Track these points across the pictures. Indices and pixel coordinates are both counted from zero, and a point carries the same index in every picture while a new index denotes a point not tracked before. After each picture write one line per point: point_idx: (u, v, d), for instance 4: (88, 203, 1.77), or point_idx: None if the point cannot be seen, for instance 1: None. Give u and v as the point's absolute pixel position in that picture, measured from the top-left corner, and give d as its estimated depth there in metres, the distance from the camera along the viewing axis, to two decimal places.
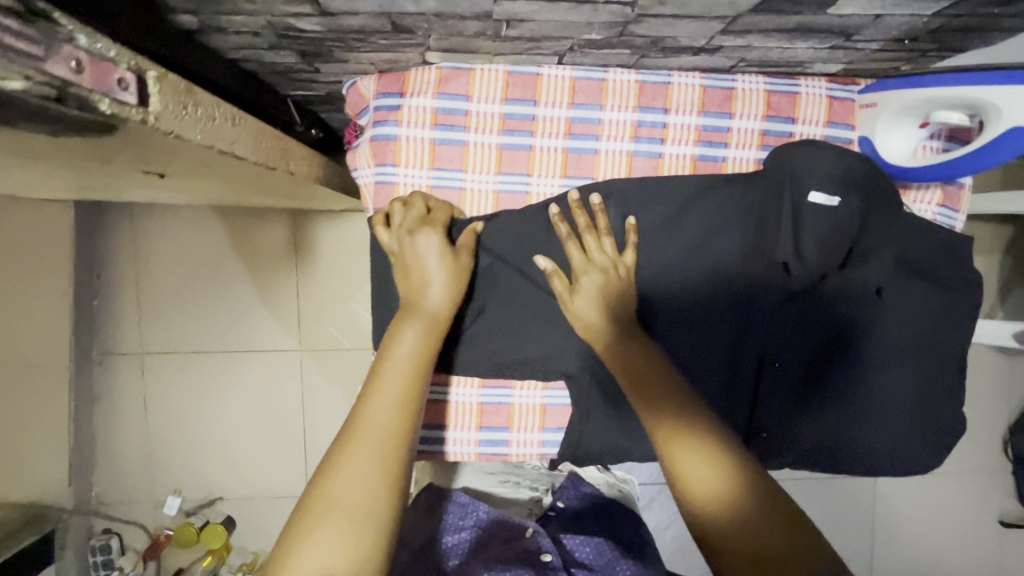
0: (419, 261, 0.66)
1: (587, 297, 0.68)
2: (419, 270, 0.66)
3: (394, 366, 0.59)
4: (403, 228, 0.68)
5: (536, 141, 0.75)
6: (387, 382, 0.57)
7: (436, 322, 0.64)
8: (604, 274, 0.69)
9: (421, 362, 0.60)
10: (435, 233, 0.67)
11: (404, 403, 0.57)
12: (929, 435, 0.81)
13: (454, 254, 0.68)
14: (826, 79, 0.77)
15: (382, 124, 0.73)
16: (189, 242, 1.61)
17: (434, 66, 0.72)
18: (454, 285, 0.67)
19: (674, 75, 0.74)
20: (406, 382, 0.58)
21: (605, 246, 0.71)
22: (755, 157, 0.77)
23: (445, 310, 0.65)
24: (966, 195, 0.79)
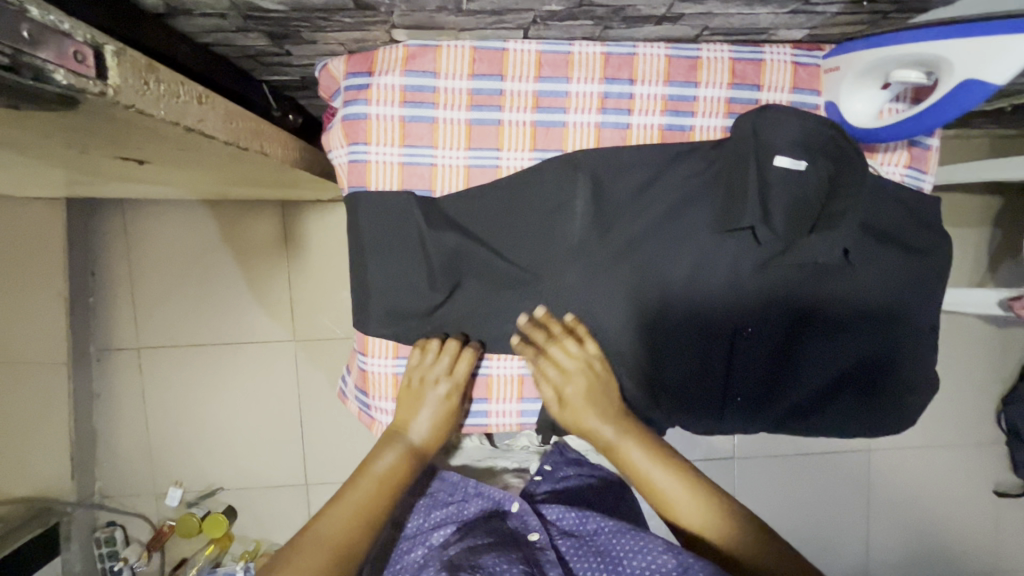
0: (418, 402, 0.76)
1: (584, 405, 0.76)
2: (412, 411, 0.77)
3: (365, 483, 0.71)
4: (427, 369, 0.76)
5: (505, 115, 0.75)
6: (357, 492, 0.70)
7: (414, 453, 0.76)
8: (584, 373, 0.76)
9: (386, 488, 0.72)
10: (453, 389, 0.76)
11: (361, 516, 0.68)
12: (905, 393, 0.82)
13: (456, 408, 0.79)
14: (791, 46, 0.77)
15: (352, 103, 0.74)
16: (181, 237, 1.63)
17: (400, 44, 0.73)
18: (440, 426, 0.78)
19: (639, 46, 0.75)
20: (368, 499, 0.70)
21: (572, 349, 0.77)
22: (723, 125, 0.77)
23: (428, 442, 0.77)
24: (932, 157, 0.80)
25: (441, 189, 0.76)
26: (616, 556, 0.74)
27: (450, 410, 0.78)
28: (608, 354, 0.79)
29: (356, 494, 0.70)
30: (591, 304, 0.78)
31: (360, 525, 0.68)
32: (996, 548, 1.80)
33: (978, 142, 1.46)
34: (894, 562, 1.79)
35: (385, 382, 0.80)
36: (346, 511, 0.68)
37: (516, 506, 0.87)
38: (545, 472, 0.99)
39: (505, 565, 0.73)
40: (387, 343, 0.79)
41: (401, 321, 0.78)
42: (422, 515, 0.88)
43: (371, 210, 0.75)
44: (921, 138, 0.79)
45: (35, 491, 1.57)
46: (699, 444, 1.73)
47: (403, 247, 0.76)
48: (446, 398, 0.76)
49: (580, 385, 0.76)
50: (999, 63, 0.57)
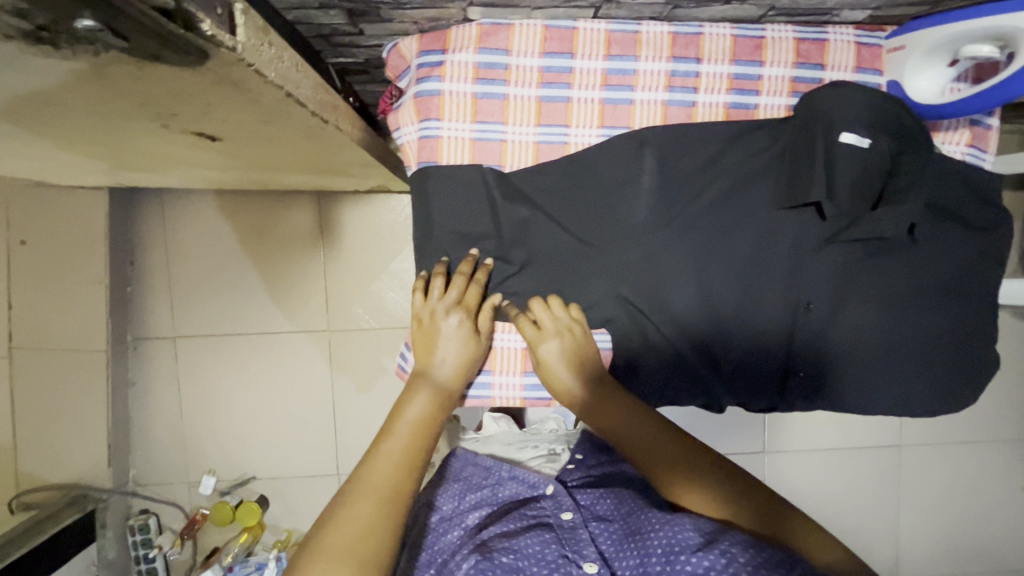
0: (436, 340, 0.75)
1: (561, 367, 0.76)
2: (434, 351, 0.74)
3: (399, 431, 0.69)
4: (436, 305, 0.75)
5: (574, 92, 0.77)
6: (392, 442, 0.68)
7: (442, 395, 0.73)
8: (561, 338, 0.75)
9: (421, 433, 0.69)
10: (466, 321, 0.75)
11: (407, 461, 0.67)
12: (963, 372, 0.83)
13: (474, 340, 0.76)
14: (853, 26, 0.79)
15: (425, 80, 0.76)
16: (219, 227, 1.65)
17: (474, 22, 0.75)
18: (465, 361, 0.75)
19: (705, 26, 0.77)
20: (407, 446, 0.68)
21: (555, 311, 0.76)
22: (786, 103, 0.79)
23: (455, 380, 0.75)
24: (993, 136, 0.80)
25: (511, 164, 0.78)
26: (647, 538, 0.68)
27: (470, 342, 0.75)
28: (670, 330, 0.80)
29: (396, 442, 0.68)
30: (656, 279, 0.79)
31: (409, 470, 0.66)
32: None
33: (1010, 137, 1.47)
34: (924, 560, 1.77)
35: None
36: (391, 458, 0.66)
37: (551, 489, 0.83)
38: (577, 459, 0.93)
39: (542, 547, 0.71)
40: None
41: None
42: (456, 500, 0.85)
43: (444, 183, 0.77)
44: (981, 118, 0.80)
45: (72, 478, 1.58)
46: (729, 438, 1.73)
47: (474, 221, 0.77)
48: (459, 330, 0.74)
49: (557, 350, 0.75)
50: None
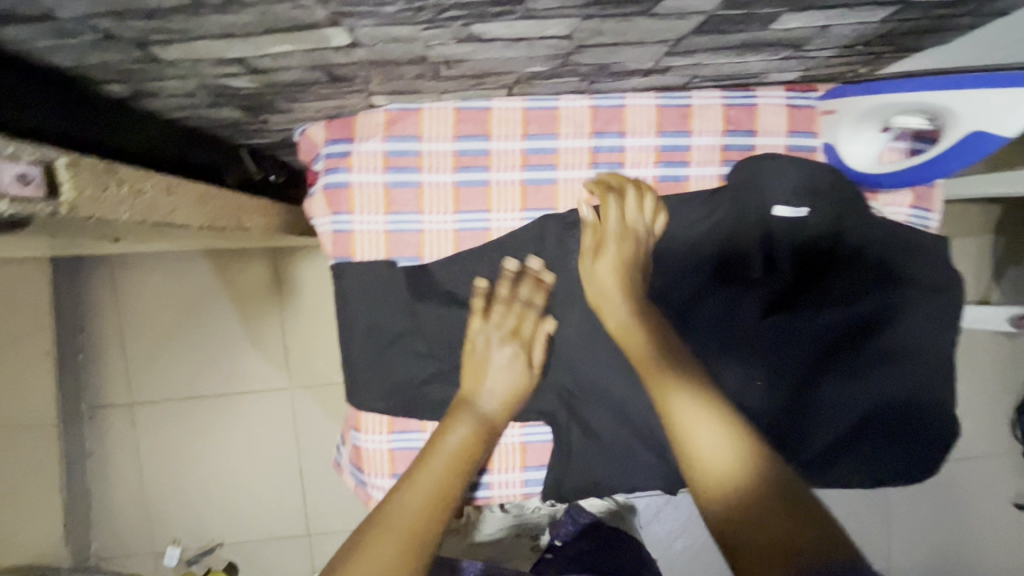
0: (484, 369, 0.70)
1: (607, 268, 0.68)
2: (478, 381, 0.69)
3: (434, 463, 0.63)
4: (491, 332, 0.70)
5: (493, 175, 0.72)
6: (423, 475, 0.62)
7: (484, 426, 0.68)
8: (632, 244, 0.69)
9: (459, 469, 0.64)
10: (521, 354, 0.71)
11: (435, 496, 0.60)
12: (922, 440, 0.79)
13: (528, 374, 0.71)
14: (784, 87, 0.75)
15: (333, 171, 0.71)
16: (173, 287, 1.59)
17: (381, 108, 0.70)
18: (513, 393, 0.70)
19: (627, 97, 0.73)
20: (440, 482, 0.62)
21: (642, 203, 0.70)
22: (719, 173, 0.74)
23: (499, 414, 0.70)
24: (937, 194, 0.77)
25: (430, 256, 0.73)
26: None
27: (522, 379, 0.71)
28: (613, 416, 0.75)
29: (427, 476, 0.62)
30: (594, 364, 0.74)
31: (436, 509, 0.59)
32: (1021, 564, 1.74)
33: None
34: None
35: (379, 457, 0.75)
36: (419, 493, 0.60)
37: None
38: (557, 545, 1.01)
39: None
40: (381, 419, 0.74)
41: (395, 395, 0.73)
42: None
43: (360, 280, 0.72)
44: None
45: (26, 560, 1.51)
46: None
47: (390, 318, 0.72)
48: (511, 362, 0.70)
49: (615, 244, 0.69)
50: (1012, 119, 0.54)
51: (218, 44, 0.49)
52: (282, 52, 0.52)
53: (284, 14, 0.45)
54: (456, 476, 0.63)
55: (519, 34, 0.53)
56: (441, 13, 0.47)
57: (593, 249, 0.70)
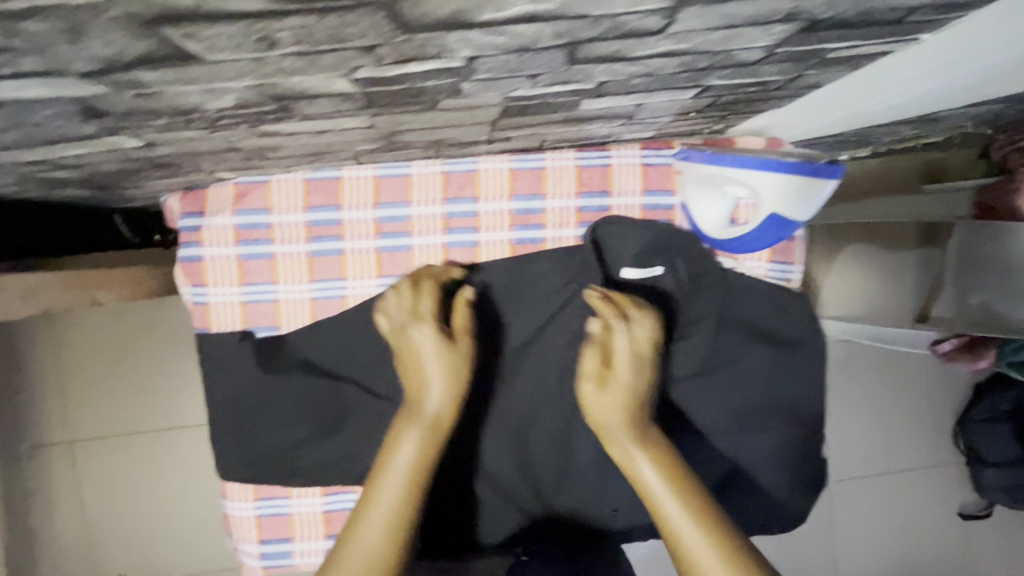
0: (409, 359, 0.61)
1: (600, 388, 0.60)
2: (420, 369, 0.60)
3: (387, 482, 0.55)
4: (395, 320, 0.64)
5: (346, 244, 0.73)
6: (379, 497, 0.54)
7: (429, 424, 0.58)
8: (637, 371, 0.61)
9: (414, 481, 0.56)
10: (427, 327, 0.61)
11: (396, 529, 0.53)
12: (793, 488, 0.79)
13: (449, 355, 0.61)
14: (640, 145, 0.75)
15: (185, 245, 0.72)
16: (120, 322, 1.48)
17: (229, 182, 0.71)
18: (450, 383, 0.60)
19: (480, 162, 0.73)
20: (399, 501, 0.54)
21: (642, 332, 0.63)
22: (576, 234, 0.75)
23: (447, 407, 0.60)
24: (797, 247, 0.77)
25: (287, 325, 0.73)
26: None
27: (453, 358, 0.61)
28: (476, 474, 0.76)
29: (387, 494, 0.55)
30: (457, 427, 0.74)
31: (402, 527, 0.53)
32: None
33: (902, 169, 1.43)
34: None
35: (246, 524, 0.76)
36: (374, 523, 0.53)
37: None
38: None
39: None
40: (245, 487, 0.75)
41: (255, 464, 0.73)
42: None
43: (216, 352, 0.72)
44: None
45: None
46: None
47: (247, 388, 0.72)
48: (429, 340, 0.61)
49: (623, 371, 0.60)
50: (803, 204, 0.64)
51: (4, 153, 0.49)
52: (81, 153, 0.53)
53: (50, 131, 0.45)
54: (414, 490, 0.55)
55: (318, 128, 0.53)
56: (216, 121, 0.47)
57: (595, 375, 0.61)
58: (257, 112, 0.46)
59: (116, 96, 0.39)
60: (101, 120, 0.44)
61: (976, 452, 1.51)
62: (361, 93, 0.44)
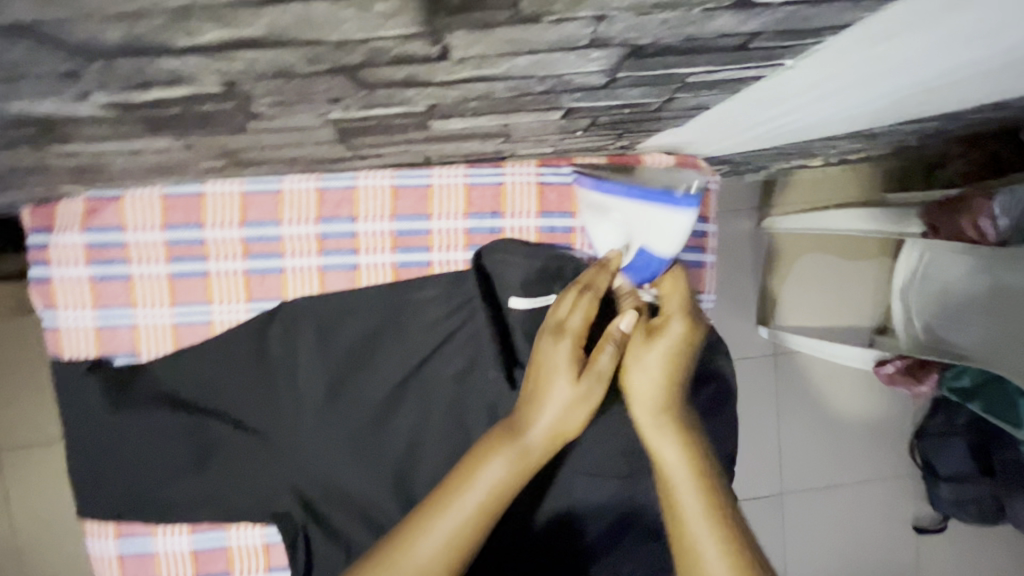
0: (546, 388, 0.54)
1: (646, 362, 0.56)
2: (535, 407, 0.54)
3: (448, 518, 0.51)
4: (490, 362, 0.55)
5: (211, 266, 0.67)
6: (430, 530, 0.50)
7: (510, 463, 0.52)
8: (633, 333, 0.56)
9: (482, 520, 0.51)
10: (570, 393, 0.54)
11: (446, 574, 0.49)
12: None
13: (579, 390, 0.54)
14: (536, 162, 0.69)
15: (32, 265, 0.66)
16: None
17: (78, 197, 0.64)
18: (557, 430, 0.54)
19: (358, 178, 0.67)
20: (451, 539, 0.50)
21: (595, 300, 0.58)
22: (465, 257, 0.69)
23: (551, 440, 0.54)
24: (709, 274, 0.73)
25: (148, 352, 0.68)
26: None
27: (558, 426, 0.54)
28: (354, 517, 0.69)
29: (444, 525, 0.51)
30: (331, 465, 0.69)
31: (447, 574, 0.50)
32: None
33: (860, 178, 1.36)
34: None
35: (107, 564, 0.70)
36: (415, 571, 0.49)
37: None
38: None
39: None
40: (106, 525, 0.69)
41: (114, 502, 0.68)
42: None
43: (64, 381, 0.66)
44: (691, 257, 0.72)
45: None
46: None
47: (95, 425, 0.65)
48: (564, 375, 0.54)
49: (670, 348, 0.56)
50: (661, 234, 0.57)
51: None
52: None
53: None
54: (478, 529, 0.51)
55: (126, 148, 0.47)
56: None
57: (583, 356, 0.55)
58: (18, 135, 0.39)
59: None
60: None
61: (931, 465, 1.46)
62: (130, 117, 0.38)
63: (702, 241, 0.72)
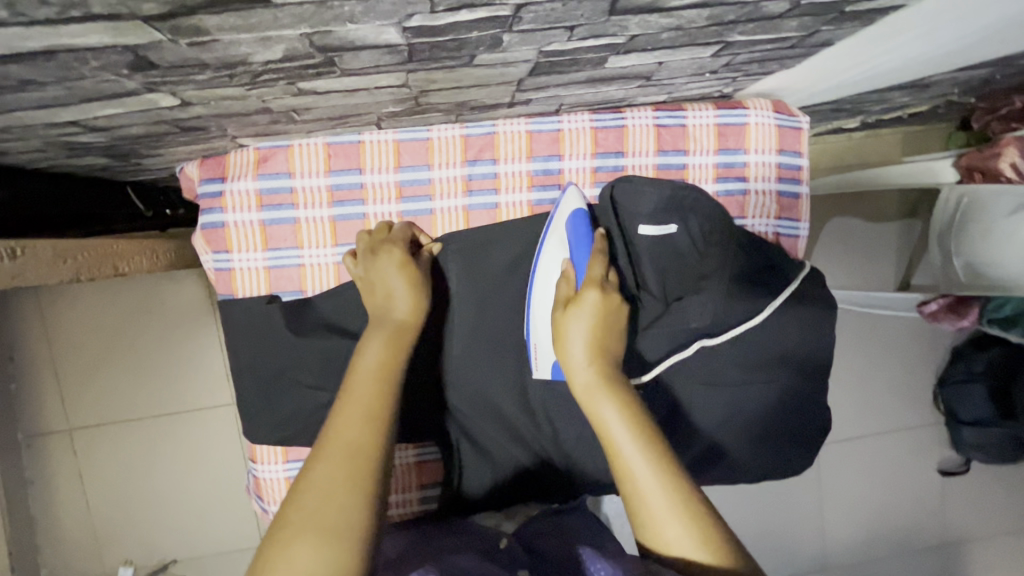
0: (376, 279, 0.67)
1: (582, 327, 0.62)
2: (381, 282, 0.67)
3: (357, 382, 0.57)
4: (362, 250, 0.69)
5: (369, 208, 0.74)
6: (347, 404, 0.55)
7: (394, 328, 0.63)
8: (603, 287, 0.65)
9: (382, 381, 0.58)
10: (396, 250, 0.68)
11: (372, 414, 0.55)
12: (807, 434, 0.80)
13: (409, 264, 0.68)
14: (653, 107, 0.77)
15: (207, 211, 0.72)
16: (111, 301, 1.42)
17: (250, 147, 0.71)
18: (413, 290, 0.67)
19: (498, 125, 0.75)
20: (366, 397, 0.56)
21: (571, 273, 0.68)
22: (592, 194, 0.78)
23: (411, 309, 0.65)
24: (803, 205, 0.82)
25: (313, 289, 0.75)
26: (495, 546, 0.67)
27: (409, 270, 0.68)
28: (500, 431, 0.77)
29: (356, 394, 0.56)
30: (479, 384, 0.76)
31: (377, 424, 0.54)
32: (958, 530, 1.70)
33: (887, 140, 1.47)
34: (858, 564, 1.65)
35: (276, 486, 0.78)
36: (357, 411, 0.54)
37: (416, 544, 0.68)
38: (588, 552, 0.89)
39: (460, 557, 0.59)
40: (275, 449, 0.77)
41: (284, 427, 0.75)
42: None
43: (242, 316, 0.73)
44: (789, 188, 0.81)
45: None
46: None
47: (274, 354, 0.73)
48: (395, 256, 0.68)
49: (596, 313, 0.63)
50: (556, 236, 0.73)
51: (41, 112, 0.49)
52: (115, 113, 0.53)
53: (94, 86, 0.46)
54: (383, 385, 0.57)
55: (351, 86, 0.54)
56: (258, 76, 0.48)
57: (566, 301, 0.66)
58: (301, 65, 0.46)
59: (172, 45, 0.39)
60: (146, 73, 0.44)
61: (953, 411, 1.56)
62: (406, 44, 0.45)
63: (797, 174, 0.82)
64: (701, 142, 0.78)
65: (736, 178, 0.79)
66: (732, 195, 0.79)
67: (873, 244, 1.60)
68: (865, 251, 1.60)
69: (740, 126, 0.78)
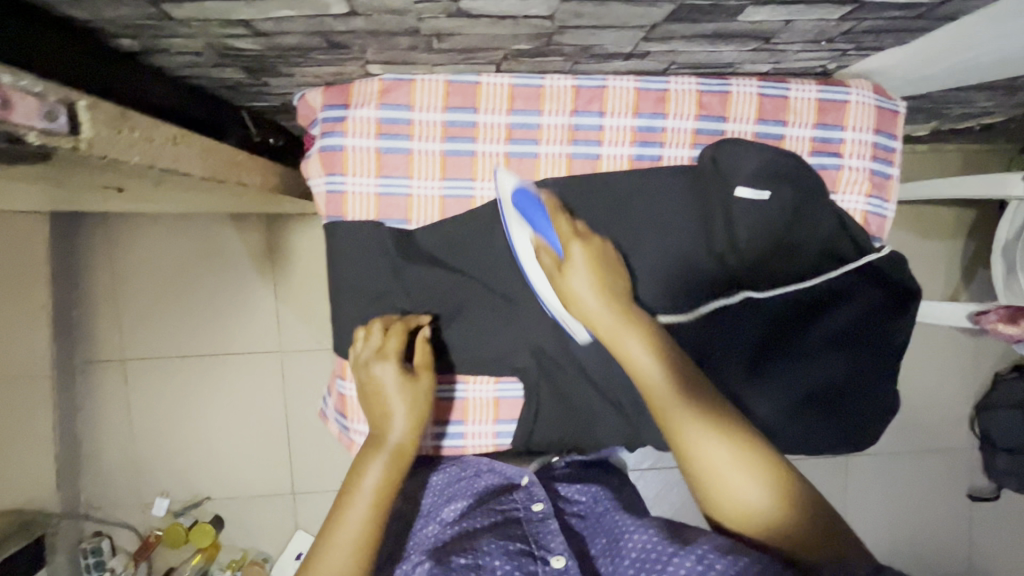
0: (376, 399, 0.70)
1: (580, 276, 0.67)
2: (380, 404, 0.70)
3: (356, 503, 0.64)
4: (363, 360, 0.72)
5: (478, 146, 0.78)
6: (346, 518, 0.63)
7: (385, 455, 0.67)
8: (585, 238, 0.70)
9: (377, 503, 0.64)
10: (391, 365, 0.70)
11: (358, 544, 0.62)
12: (872, 406, 0.80)
13: (412, 383, 0.70)
14: (757, 78, 0.80)
15: (329, 134, 0.76)
16: (177, 238, 1.47)
17: (376, 77, 0.75)
18: (413, 415, 0.69)
19: (609, 79, 0.78)
20: (360, 522, 0.63)
21: (560, 222, 0.71)
22: (690, 154, 0.80)
23: (407, 436, 0.69)
24: (893, 186, 0.84)
25: (417, 219, 0.79)
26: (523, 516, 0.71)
27: (409, 390, 0.70)
28: (580, 372, 0.80)
29: (350, 519, 0.63)
30: None
31: (361, 552, 0.61)
32: (979, 557, 1.68)
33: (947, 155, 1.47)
34: None
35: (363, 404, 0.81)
36: (342, 541, 0.61)
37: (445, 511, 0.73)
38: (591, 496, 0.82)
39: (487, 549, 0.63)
40: None
41: None
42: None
43: (350, 237, 0.77)
44: (882, 168, 0.83)
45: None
46: None
47: (376, 274, 0.77)
48: (394, 379, 0.70)
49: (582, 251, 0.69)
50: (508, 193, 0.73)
51: (227, 5, 0.54)
52: (285, 17, 0.57)
53: None
54: (378, 508, 0.64)
55: (503, 12, 0.57)
56: None
57: (556, 264, 0.70)
58: None
59: None
60: None
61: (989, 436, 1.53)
62: None
63: (891, 156, 0.83)
64: (802, 114, 0.80)
65: (832, 154, 0.81)
66: (826, 169, 0.81)
67: (923, 260, 1.59)
68: (917, 266, 1.59)
69: (842, 103, 0.80)
